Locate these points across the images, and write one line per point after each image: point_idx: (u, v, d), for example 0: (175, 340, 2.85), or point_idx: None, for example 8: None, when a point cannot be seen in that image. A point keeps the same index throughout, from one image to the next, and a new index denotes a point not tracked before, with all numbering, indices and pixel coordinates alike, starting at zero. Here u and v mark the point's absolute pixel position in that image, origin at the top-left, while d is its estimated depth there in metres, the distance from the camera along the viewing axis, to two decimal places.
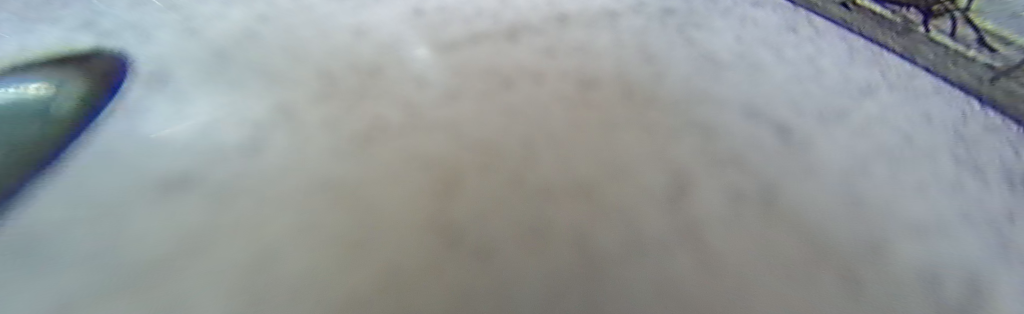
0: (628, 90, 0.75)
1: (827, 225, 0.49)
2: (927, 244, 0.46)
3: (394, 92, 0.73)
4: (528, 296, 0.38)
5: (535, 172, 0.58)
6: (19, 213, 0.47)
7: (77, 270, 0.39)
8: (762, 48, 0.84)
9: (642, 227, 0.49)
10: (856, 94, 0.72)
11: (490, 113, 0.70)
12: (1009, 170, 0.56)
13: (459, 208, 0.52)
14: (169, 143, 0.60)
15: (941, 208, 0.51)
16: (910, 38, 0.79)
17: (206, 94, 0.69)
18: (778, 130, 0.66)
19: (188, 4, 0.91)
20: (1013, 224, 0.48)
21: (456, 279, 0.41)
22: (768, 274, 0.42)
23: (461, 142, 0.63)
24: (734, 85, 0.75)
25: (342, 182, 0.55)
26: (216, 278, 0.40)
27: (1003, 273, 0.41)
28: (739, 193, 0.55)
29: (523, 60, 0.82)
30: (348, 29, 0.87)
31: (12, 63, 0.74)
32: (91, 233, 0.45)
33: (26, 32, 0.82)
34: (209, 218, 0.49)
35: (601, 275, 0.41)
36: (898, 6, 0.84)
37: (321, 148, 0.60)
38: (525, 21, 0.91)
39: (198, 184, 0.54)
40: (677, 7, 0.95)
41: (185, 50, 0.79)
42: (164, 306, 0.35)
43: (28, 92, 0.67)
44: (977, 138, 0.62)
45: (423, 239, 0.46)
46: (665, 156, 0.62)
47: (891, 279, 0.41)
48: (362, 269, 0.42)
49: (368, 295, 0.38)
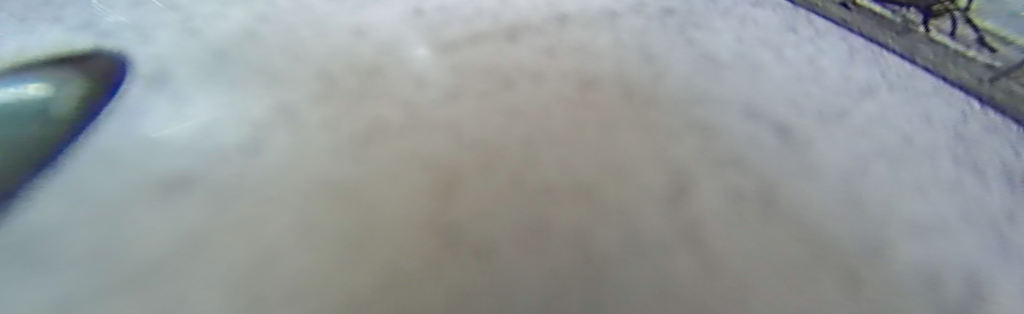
0: (628, 91, 0.75)
1: (827, 225, 0.49)
2: (927, 245, 0.45)
3: (394, 92, 0.73)
4: (527, 296, 0.38)
5: (534, 172, 0.58)
6: (19, 212, 0.47)
7: (76, 271, 0.39)
8: (762, 48, 0.84)
9: (642, 227, 0.49)
10: (856, 95, 0.72)
11: (489, 114, 0.70)
12: (1010, 170, 0.56)
13: (458, 208, 0.52)
14: (169, 143, 0.60)
15: (941, 208, 0.50)
16: (910, 38, 0.80)
17: (206, 94, 0.69)
18: (778, 131, 0.66)
19: (189, 4, 0.91)
20: (1013, 225, 0.48)
21: (455, 279, 0.41)
22: (767, 275, 0.42)
23: (461, 142, 0.63)
24: (733, 85, 0.75)
25: (342, 182, 0.55)
26: (214, 278, 0.40)
27: (1004, 274, 0.41)
28: (740, 193, 0.55)
29: (523, 60, 0.82)
30: (348, 29, 0.87)
31: (13, 63, 0.74)
32: (89, 233, 0.45)
33: (27, 32, 0.82)
34: (209, 218, 0.49)
35: (600, 275, 0.41)
36: (898, 6, 0.85)
37: (320, 148, 0.60)
38: (525, 21, 0.91)
39: (197, 184, 0.54)
40: (677, 7, 0.95)
41: (186, 50, 0.80)
42: (163, 306, 0.35)
43: (29, 93, 0.67)
44: (977, 139, 0.62)
45: (422, 240, 0.46)
46: (665, 156, 0.62)
47: (892, 279, 0.41)
48: (362, 269, 0.42)
49: (367, 295, 0.38)
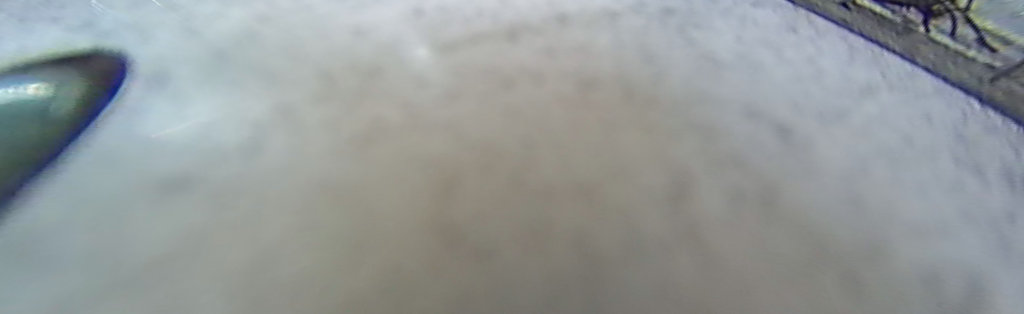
0: (628, 91, 0.75)
1: (826, 225, 0.50)
2: (928, 244, 0.45)
3: (394, 92, 0.73)
4: (528, 297, 0.38)
5: (535, 172, 0.58)
6: (19, 212, 0.47)
7: (77, 271, 0.39)
8: (762, 48, 0.84)
9: (642, 227, 0.49)
10: (856, 95, 0.72)
11: (489, 114, 0.70)
12: (1010, 170, 0.56)
13: (458, 209, 0.52)
14: (169, 143, 0.60)
15: (941, 208, 0.51)
16: (910, 38, 0.80)
17: (206, 94, 0.69)
18: (778, 130, 0.66)
19: (189, 4, 0.91)
20: (1014, 225, 0.48)
21: (455, 279, 0.41)
22: (767, 275, 0.42)
23: (461, 143, 0.63)
24: (733, 85, 0.75)
25: (341, 182, 0.55)
26: (215, 278, 0.40)
27: (1004, 274, 0.41)
28: (740, 193, 0.55)
29: (523, 60, 0.82)
30: (348, 29, 0.87)
31: (13, 63, 0.74)
32: (89, 234, 0.45)
33: (27, 31, 0.82)
34: (209, 217, 0.49)
35: (600, 275, 0.41)
36: (898, 6, 0.85)
37: (320, 148, 0.60)
38: (525, 22, 0.91)
39: (198, 184, 0.54)
40: (677, 7, 0.95)
41: (186, 50, 0.80)
42: (163, 306, 0.35)
43: (28, 92, 0.67)
44: (977, 139, 0.62)
45: (422, 240, 0.46)
46: (665, 156, 0.62)
47: (891, 279, 0.41)
48: (362, 269, 0.42)
49: (367, 295, 0.38)
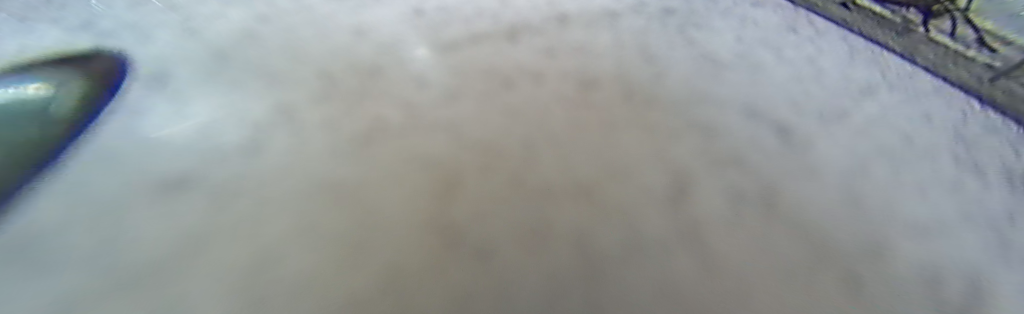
0: (628, 91, 0.75)
1: (825, 225, 0.50)
2: (927, 244, 0.45)
3: (393, 92, 0.73)
4: (527, 297, 0.38)
5: (535, 172, 0.58)
6: (18, 212, 0.47)
7: (77, 270, 0.39)
8: (762, 48, 0.84)
9: (642, 226, 0.49)
10: (856, 95, 0.72)
11: (490, 114, 0.70)
12: (1010, 170, 0.56)
13: (458, 209, 0.52)
14: (169, 143, 0.60)
15: (941, 207, 0.51)
16: (910, 38, 0.80)
17: (206, 94, 0.69)
18: (778, 131, 0.66)
19: (189, 4, 0.91)
20: (1014, 225, 0.48)
21: (455, 279, 0.41)
22: (766, 274, 0.42)
23: (461, 143, 0.63)
24: (733, 84, 0.75)
25: (342, 182, 0.55)
26: (215, 277, 0.40)
27: (1003, 274, 0.41)
28: (740, 194, 0.55)
29: (522, 61, 0.82)
30: (348, 29, 0.87)
31: (13, 63, 0.74)
32: (88, 233, 0.45)
33: (27, 31, 0.82)
34: (209, 217, 0.49)
35: (599, 274, 0.41)
36: (898, 6, 0.86)
37: (321, 148, 0.60)
38: (525, 22, 0.91)
39: (198, 184, 0.54)
40: (677, 7, 0.95)
41: (186, 49, 0.80)
42: (163, 306, 0.36)
43: (28, 92, 0.67)
44: (977, 139, 0.62)
45: (422, 241, 0.46)
46: (665, 156, 0.62)
47: (890, 279, 0.41)
48: (363, 268, 0.42)
49: (367, 295, 0.38)
